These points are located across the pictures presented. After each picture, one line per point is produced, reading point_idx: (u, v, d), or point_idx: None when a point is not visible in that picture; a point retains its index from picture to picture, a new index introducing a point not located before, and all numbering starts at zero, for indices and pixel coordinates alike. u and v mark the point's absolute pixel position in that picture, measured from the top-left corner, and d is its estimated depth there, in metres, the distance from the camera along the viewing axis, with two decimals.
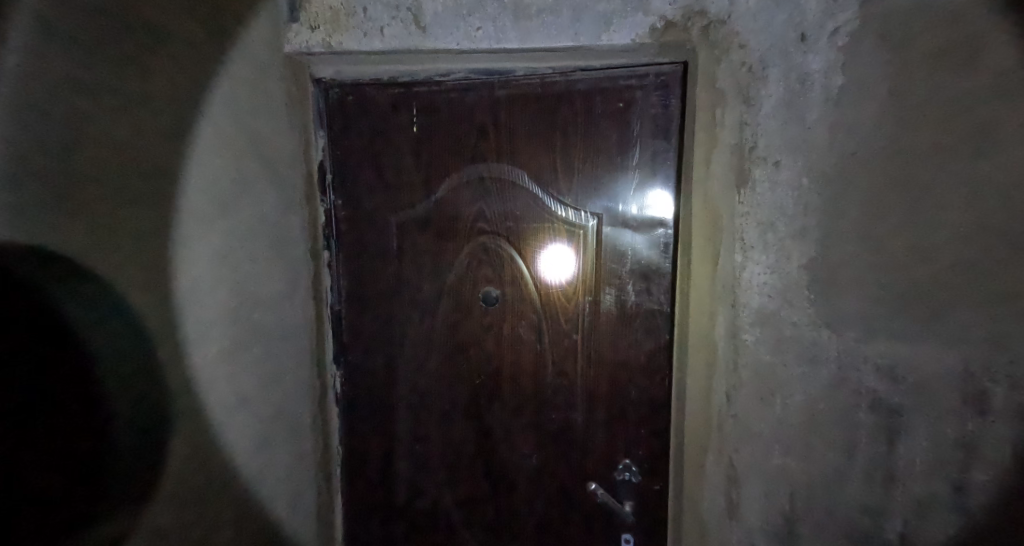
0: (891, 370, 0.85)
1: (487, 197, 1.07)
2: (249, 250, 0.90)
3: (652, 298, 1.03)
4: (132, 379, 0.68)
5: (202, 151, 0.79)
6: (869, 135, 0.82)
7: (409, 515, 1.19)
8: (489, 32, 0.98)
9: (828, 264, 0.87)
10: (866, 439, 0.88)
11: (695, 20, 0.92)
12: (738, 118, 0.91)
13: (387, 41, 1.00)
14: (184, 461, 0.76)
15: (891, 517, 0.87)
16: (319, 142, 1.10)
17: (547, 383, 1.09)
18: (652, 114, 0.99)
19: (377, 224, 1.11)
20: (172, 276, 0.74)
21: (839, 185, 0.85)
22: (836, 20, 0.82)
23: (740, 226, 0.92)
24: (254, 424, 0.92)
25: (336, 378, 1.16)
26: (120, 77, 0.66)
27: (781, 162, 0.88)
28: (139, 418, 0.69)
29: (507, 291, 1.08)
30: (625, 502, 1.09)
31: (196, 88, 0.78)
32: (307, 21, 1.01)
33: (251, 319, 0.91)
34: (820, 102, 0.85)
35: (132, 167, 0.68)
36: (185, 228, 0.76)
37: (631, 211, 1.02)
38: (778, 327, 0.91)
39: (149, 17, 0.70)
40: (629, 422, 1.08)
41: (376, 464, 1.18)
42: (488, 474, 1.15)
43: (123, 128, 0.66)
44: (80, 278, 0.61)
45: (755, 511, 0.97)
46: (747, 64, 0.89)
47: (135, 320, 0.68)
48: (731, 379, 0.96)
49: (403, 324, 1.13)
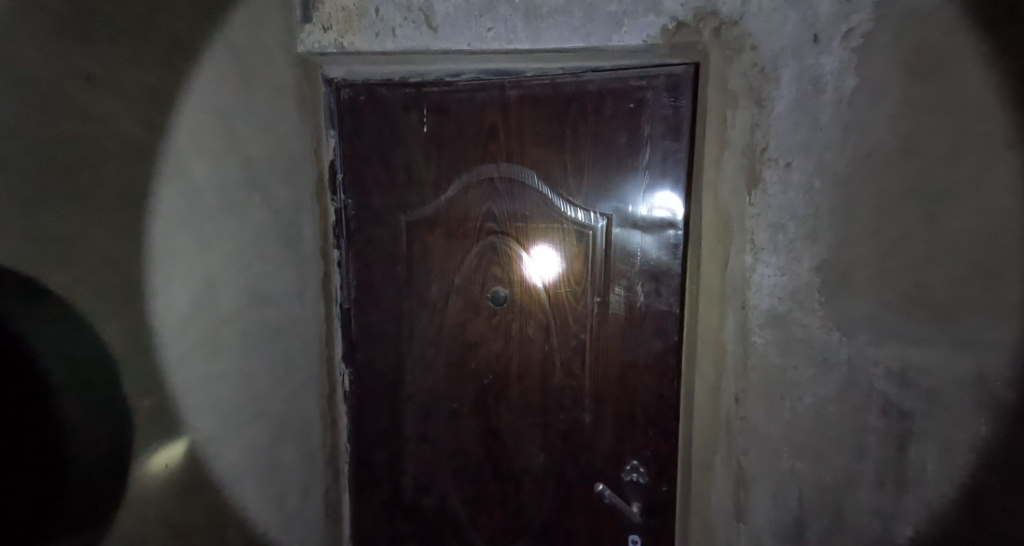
0: (902, 375, 0.84)
1: (497, 196, 1.08)
2: (259, 249, 0.93)
3: (660, 299, 1.04)
4: (145, 371, 0.71)
5: (212, 152, 0.81)
6: (882, 137, 0.81)
7: (418, 510, 1.21)
8: (500, 33, 0.98)
9: (839, 266, 0.86)
10: (876, 444, 0.87)
11: (707, 21, 0.91)
12: (750, 120, 0.90)
13: (398, 42, 1.00)
14: (195, 452, 0.79)
15: (901, 523, 0.86)
16: (330, 142, 1.12)
17: (555, 382, 1.11)
18: (663, 115, 0.99)
19: (388, 223, 1.13)
20: (185, 274, 0.77)
21: (851, 188, 0.84)
22: (850, 21, 0.82)
23: (750, 227, 0.91)
24: (263, 419, 0.94)
25: (346, 373, 1.19)
26: (127, 76, 0.67)
27: (793, 163, 0.88)
28: (154, 411, 0.72)
29: (515, 290, 1.10)
30: (633, 504, 1.10)
31: (209, 91, 0.81)
32: (320, 22, 1.02)
33: (261, 316, 0.93)
34: (833, 103, 0.84)
35: (141, 165, 0.69)
36: (196, 227, 0.78)
37: (639, 212, 1.02)
38: (787, 329, 0.91)
39: (156, 20, 0.72)
40: (637, 421, 1.08)
41: (386, 461, 1.20)
42: (496, 473, 1.16)
43: (130, 126, 0.68)
44: (89, 272, 0.63)
45: (762, 513, 0.97)
46: (759, 66, 0.89)
47: (146, 313, 0.71)
48: (739, 381, 0.96)
49: (414, 322, 1.15)
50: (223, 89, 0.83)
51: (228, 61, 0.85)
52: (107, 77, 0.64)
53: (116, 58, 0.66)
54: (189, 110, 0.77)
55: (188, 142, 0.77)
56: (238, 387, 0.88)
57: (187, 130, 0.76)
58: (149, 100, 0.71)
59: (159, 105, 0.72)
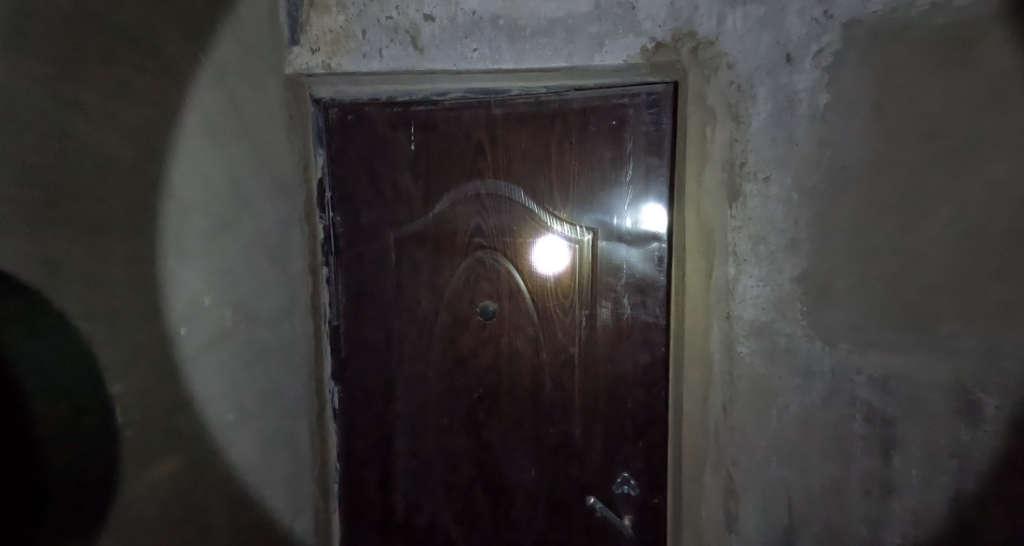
0: (884, 381, 0.86)
1: (484, 211, 1.09)
2: (249, 265, 0.93)
3: (646, 311, 1.05)
4: (132, 389, 0.71)
5: (201, 173, 0.82)
6: (856, 152, 0.84)
7: (411, 528, 1.20)
8: (485, 53, 1.00)
9: (820, 277, 0.88)
10: (861, 451, 0.89)
11: (684, 41, 0.94)
12: (728, 135, 0.92)
13: (385, 63, 1.02)
14: (180, 473, 0.79)
15: (889, 529, 0.88)
16: (319, 160, 1.13)
17: (545, 395, 1.11)
18: (644, 131, 1.02)
19: (377, 240, 1.13)
20: (171, 294, 0.77)
21: (827, 202, 0.87)
22: (819, 42, 0.85)
23: (733, 239, 0.93)
24: (254, 437, 0.94)
25: (335, 390, 1.18)
26: (115, 99, 0.68)
27: (770, 177, 0.90)
28: (141, 431, 0.72)
29: (504, 304, 1.11)
30: (625, 516, 1.10)
31: (199, 112, 0.82)
32: (307, 44, 1.03)
33: (250, 334, 0.93)
34: (808, 119, 0.87)
35: (134, 188, 0.71)
36: (185, 246, 0.79)
37: (625, 224, 1.03)
38: (771, 338, 0.92)
39: (149, 46, 0.73)
40: (626, 435, 1.09)
41: (377, 478, 1.19)
42: (488, 488, 1.16)
43: (121, 148, 0.69)
44: (78, 295, 0.63)
45: (754, 522, 0.98)
46: (735, 84, 0.91)
47: (133, 334, 0.71)
48: (726, 391, 0.97)
49: (403, 337, 1.15)
50: (213, 110, 0.85)
51: (217, 82, 0.86)
52: (93, 99, 0.65)
53: (101, 81, 0.66)
54: (180, 132, 0.78)
55: (182, 165, 0.78)
56: (229, 405, 0.89)
57: (181, 153, 0.78)
58: (138, 121, 0.72)
59: (151, 129, 0.74)
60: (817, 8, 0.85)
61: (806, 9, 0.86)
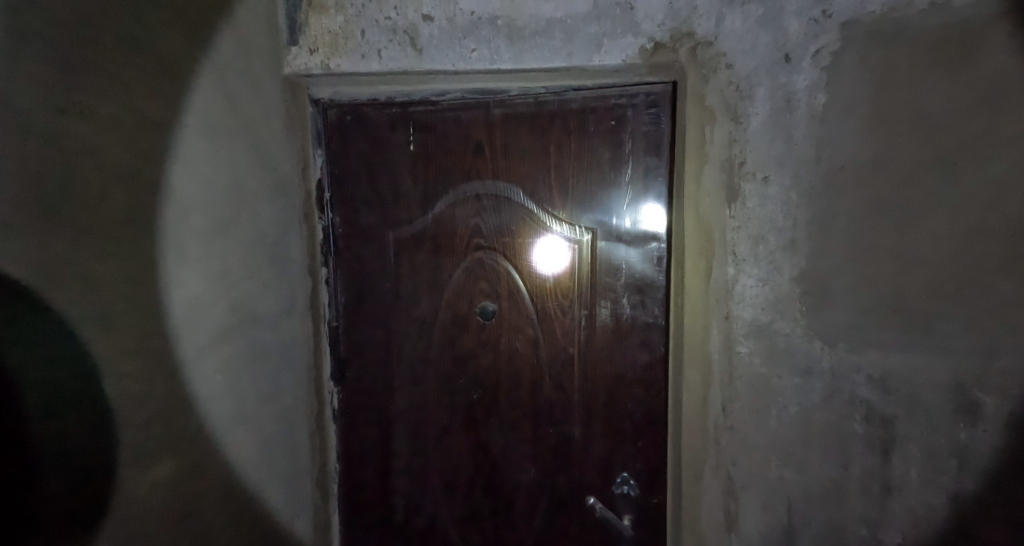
0: (884, 381, 0.86)
1: (483, 211, 1.09)
2: (249, 266, 0.93)
3: (646, 312, 1.05)
4: (132, 390, 0.71)
5: (201, 173, 0.82)
6: (855, 152, 0.84)
7: (410, 529, 1.20)
8: (484, 54, 1.00)
9: (819, 277, 0.88)
10: (861, 451, 0.89)
11: (683, 41, 0.94)
12: (727, 135, 0.92)
13: (384, 63, 1.02)
14: (179, 474, 0.78)
15: (889, 528, 0.88)
16: (318, 161, 1.13)
17: (545, 395, 1.11)
18: (643, 131, 1.02)
19: (376, 241, 1.13)
20: (171, 294, 0.77)
21: (826, 201, 0.87)
22: (818, 42, 0.85)
23: (731, 239, 0.93)
24: (253, 437, 0.94)
25: (334, 391, 1.18)
26: (116, 100, 0.68)
27: (769, 177, 0.90)
28: (141, 432, 0.72)
29: (503, 304, 1.11)
30: (624, 517, 1.10)
31: (199, 113, 0.82)
32: (306, 44, 1.03)
33: (249, 335, 0.93)
34: (807, 119, 0.87)
35: (134, 189, 0.71)
36: (185, 246, 0.79)
37: (625, 225, 1.03)
38: (770, 338, 0.93)
39: (149, 46, 0.74)
40: (626, 435, 1.09)
41: (376, 479, 1.19)
42: (487, 489, 1.16)
43: (121, 149, 0.69)
44: (77, 297, 0.63)
45: (753, 522, 0.97)
46: (734, 84, 0.91)
47: (132, 335, 0.71)
48: (726, 390, 0.97)
49: (403, 337, 1.15)
50: (212, 111, 0.85)
51: (217, 83, 0.86)
52: (93, 100, 0.65)
53: (101, 82, 0.66)
54: (180, 133, 0.78)
55: (181, 165, 0.78)
56: (229, 406, 0.89)
57: (181, 154, 0.78)
58: (138, 122, 0.72)
59: (151, 130, 0.74)
60: (815, 8, 0.85)
61: (804, 9, 0.86)
